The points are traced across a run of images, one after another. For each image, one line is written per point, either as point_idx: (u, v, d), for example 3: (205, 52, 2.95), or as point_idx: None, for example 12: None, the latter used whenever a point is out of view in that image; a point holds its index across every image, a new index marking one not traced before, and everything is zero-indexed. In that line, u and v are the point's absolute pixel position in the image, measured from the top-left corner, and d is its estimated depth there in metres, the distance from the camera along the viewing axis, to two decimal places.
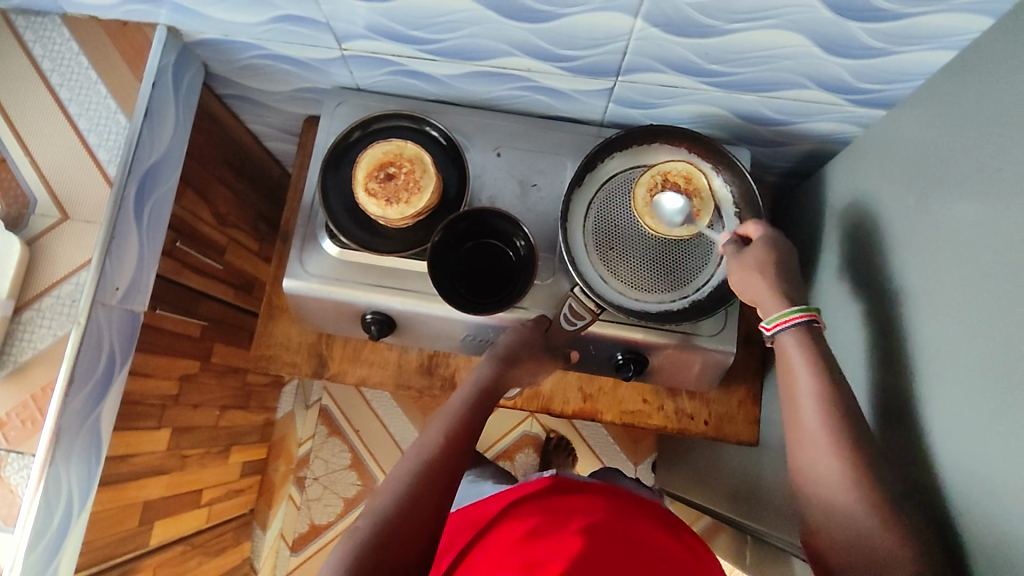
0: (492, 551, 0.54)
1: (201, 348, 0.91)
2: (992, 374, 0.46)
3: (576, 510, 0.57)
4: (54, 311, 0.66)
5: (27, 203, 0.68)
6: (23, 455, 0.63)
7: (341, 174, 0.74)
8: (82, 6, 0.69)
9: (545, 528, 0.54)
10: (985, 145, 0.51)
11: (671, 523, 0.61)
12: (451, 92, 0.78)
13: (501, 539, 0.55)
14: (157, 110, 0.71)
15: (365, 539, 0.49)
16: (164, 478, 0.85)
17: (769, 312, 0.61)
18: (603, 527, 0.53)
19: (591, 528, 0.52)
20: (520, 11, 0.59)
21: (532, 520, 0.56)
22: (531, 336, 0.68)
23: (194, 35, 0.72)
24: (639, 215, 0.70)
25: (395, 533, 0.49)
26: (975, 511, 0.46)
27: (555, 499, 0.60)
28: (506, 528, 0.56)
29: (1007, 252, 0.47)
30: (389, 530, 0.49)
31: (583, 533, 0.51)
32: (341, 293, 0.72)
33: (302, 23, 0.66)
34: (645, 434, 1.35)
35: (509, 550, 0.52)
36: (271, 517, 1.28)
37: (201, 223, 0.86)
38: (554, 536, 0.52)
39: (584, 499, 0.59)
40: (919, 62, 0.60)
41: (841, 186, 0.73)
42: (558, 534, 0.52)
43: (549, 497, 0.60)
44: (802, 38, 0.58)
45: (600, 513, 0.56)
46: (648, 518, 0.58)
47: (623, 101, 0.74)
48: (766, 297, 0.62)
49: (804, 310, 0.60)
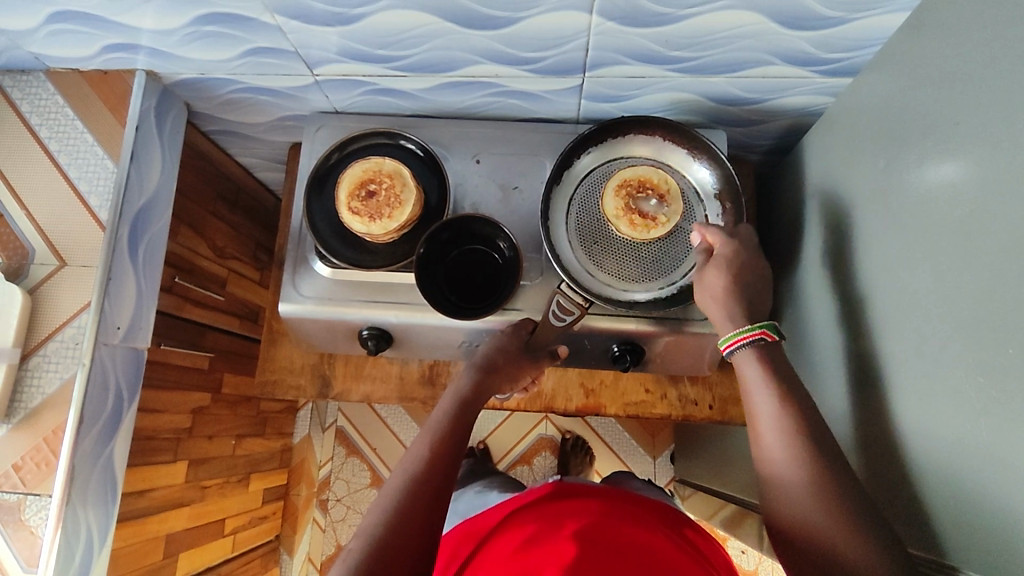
0: (493, 560, 0.57)
1: (211, 380, 0.93)
2: (973, 328, 0.46)
3: (571, 516, 0.58)
4: (59, 354, 0.68)
5: (26, 254, 0.70)
6: (41, 497, 0.66)
7: (325, 196, 0.76)
8: (62, 60, 0.72)
9: (538, 535, 0.56)
10: (950, 101, 0.50)
11: (669, 525, 0.60)
12: (427, 106, 0.79)
13: (500, 549, 0.58)
14: (143, 151, 0.74)
15: (358, 560, 0.49)
16: (185, 510, 0.87)
17: (724, 332, 0.63)
18: (594, 529, 0.55)
19: (581, 532, 0.55)
20: (478, 19, 0.61)
21: (528, 526, 0.58)
22: (508, 344, 0.69)
23: (171, 77, 0.75)
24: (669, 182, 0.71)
25: (389, 550, 0.50)
26: (969, 467, 0.46)
27: (547, 502, 0.62)
28: (504, 537, 0.59)
29: (978, 204, 0.46)
30: (382, 548, 0.50)
31: (574, 538, 0.54)
32: (336, 312, 0.73)
33: (271, 54, 0.68)
34: (662, 426, 1.35)
35: (508, 559, 0.55)
36: (297, 542, 1.29)
37: (199, 257, 0.88)
38: (547, 542, 0.54)
39: (574, 500, 0.61)
40: (879, 26, 0.60)
41: (820, 158, 0.73)
42: (551, 541, 0.54)
43: (542, 502, 0.62)
44: (757, 16, 0.59)
45: (590, 514, 0.58)
46: (637, 514, 0.60)
47: (594, 97, 0.75)
48: (721, 318, 0.63)
49: (753, 329, 0.61)
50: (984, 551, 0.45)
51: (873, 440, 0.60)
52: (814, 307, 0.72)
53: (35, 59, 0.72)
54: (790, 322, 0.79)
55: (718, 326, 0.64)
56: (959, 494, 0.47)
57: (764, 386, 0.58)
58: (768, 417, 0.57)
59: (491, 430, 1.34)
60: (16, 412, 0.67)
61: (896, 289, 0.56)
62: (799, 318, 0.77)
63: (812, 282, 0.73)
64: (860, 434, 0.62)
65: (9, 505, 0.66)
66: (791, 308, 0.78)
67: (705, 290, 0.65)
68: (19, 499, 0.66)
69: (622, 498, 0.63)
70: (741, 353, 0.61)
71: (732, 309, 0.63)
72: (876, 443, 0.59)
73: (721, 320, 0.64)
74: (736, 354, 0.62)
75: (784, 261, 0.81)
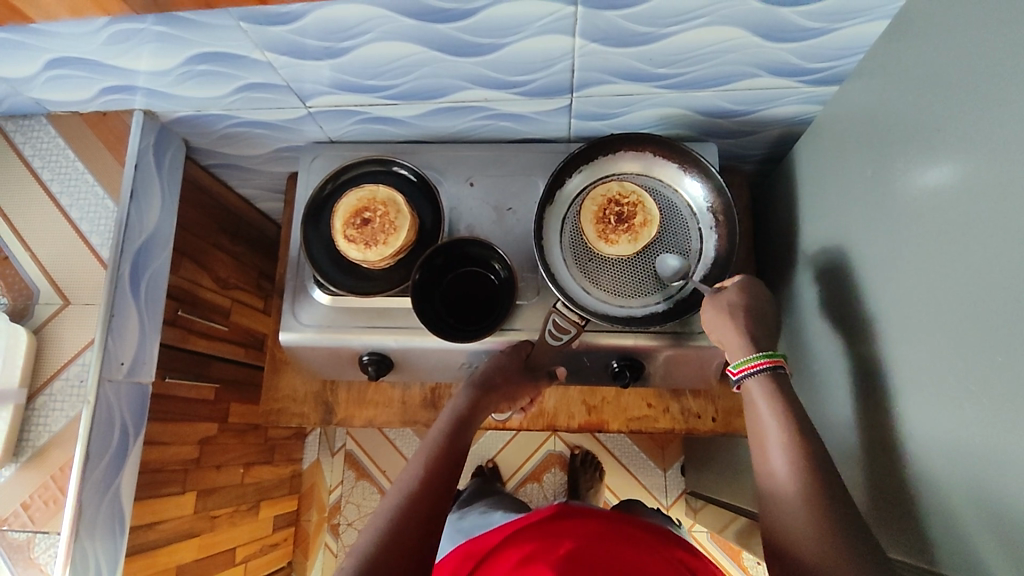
0: None
1: (217, 410, 0.94)
2: (964, 335, 0.46)
3: (570, 536, 0.58)
4: (65, 393, 0.69)
5: (31, 294, 0.72)
6: (49, 534, 0.66)
7: (321, 225, 0.77)
8: (62, 104, 0.74)
9: (537, 554, 0.56)
10: (932, 107, 0.51)
11: (660, 545, 0.59)
12: (420, 132, 0.80)
13: (499, 567, 0.58)
14: (142, 189, 0.75)
15: None
16: (195, 541, 0.87)
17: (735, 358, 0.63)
18: (591, 552, 0.55)
19: (581, 554, 0.55)
20: (464, 46, 0.62)
21: (527, 546, 0.59)
22: (508, 363, 0.70)
23: (169, 116, 0.76)
24: (593, 195, 0.73)
25: (380, 567, 0.49)
26: (967, 475, 0.46)
27: (549, 521, 0.62)
28: (503, 556, 0.59)
29: (965, 210, 0.46)
30: (373, 565, 0.49)
31: (572, 561, 0.54)
32: (336, 339, 0.74)
33: (265, 89, 0.70)
34: (671, 439, 1.34)
35: None
36: (310, 567, 1.29)
37: (202, 289, 0.90)
38: (546, 560, 0.55)
39: (575, 520, 0.61)
40: (861, 35, 0.60)
41: (810, 166, 0.73)
42: (549, 561, 0.54)
43: (544, 522, 0.62)
44: (739, 31, 0.60)
45: (587, 535, 0.58)
46: (634, 535, 0.60)
47: (583, 116, 0.75)
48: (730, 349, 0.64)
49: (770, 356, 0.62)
50: (986, 563, 0.44)
51: (874, 449, 0.59)
52: (812, 315, 0.72)
53: (35, 104, 0.74)
54: (789, 332, 0.79)
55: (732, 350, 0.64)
56: (961, 503, 0.47)
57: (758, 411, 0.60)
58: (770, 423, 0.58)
59: (499, 448, 1.34)
60: (23, 451, 0.68)
61: (889, 296, 0.56)
62: (797, 327, 0.76)
63: (808, 291, 0.73)
64: (862, 443, 0.62)
65: (18, 544, 0.66)
66: (790, 317, 0.78)
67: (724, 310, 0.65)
68: (29, 537, 0.66)
69: (622, 519, 0.63)
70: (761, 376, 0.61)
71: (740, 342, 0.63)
72: (878, 452, 0.59)
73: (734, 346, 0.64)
74: (754, 378, 0.61)
75: (781, 270, 0.81)
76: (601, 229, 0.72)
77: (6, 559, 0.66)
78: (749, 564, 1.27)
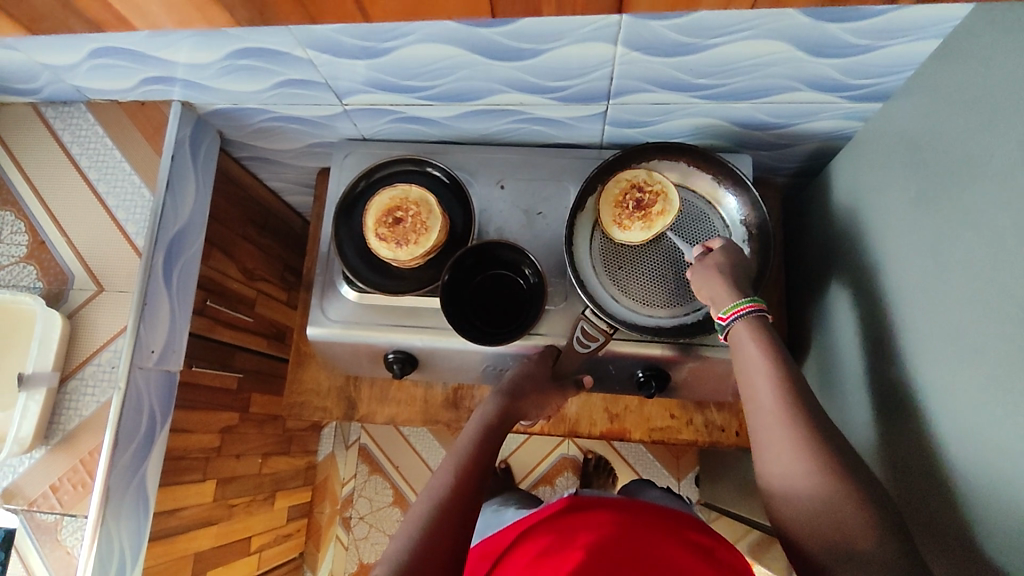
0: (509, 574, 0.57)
1: (239, 400, 0.95)
2: (1008, 364, 0.45)
3: (583, 526, 0.58)
4: (96, 378, 0.70)
5: (66, 279, 0.73)
6: (76, 517, 0.67)
7: (353, 222, 0.77)
8: (103, 93, 0.75)
9: (552, 548, 0.56)
10: (980, 130, 0.50)
11: (675, 527, 0.59)
12: (453, 133, 0.80)
13: (515, 564, 0.58)
14: (178, 179, 0.76)
15: None
16: (213, 529, 0.88)
17: (721, 306, 0.62)
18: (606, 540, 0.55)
19: (592, 544, 0.54)
20: (504, 51, 0.62)
21: (541, 541, 0.59)
22: (538, 371, 0.70)
23: (206, 108, 0.77)
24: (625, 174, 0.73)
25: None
26: (1006, 507, 0.45)
27: (562, 514, 0.62)
28: (518, 554, 0.59)
29: (1011, 237, 0.46)
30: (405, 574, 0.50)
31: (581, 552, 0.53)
32: (363, 336, 0.74)
33: (303, 85, 0.70)
34: (687, 448, 1.33)
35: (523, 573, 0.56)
36: (321, 558, 1.30)
37: (229, 279, 0.90)
38: (559, 555, 0.54)
39: (587, 511, 0.61)
40: (909, 53, 0.59)
41: (848, 181, 0.72)
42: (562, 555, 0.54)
43: (556, 516, 0.62)
44: (783, 45, 0.59)
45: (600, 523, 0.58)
46: (651, 522, 0.59)
47: (617, 122, 0.75)
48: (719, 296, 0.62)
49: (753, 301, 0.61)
50: None
51: (905, 472, 0.59)
52: (844, 333, 0.71)
53: (76, 91, 0.75)
54: (819, 348, 0.78)
55: (716, 299, 0.63)
56: (996, 533, 0.46)
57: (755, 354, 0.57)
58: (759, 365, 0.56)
59: (514, 449, 1.34)
60: (54, 434, 0.69)
61: (926, 319, 0.56)
62: (827, 343, 0.76)
63: (841, 308, 0.72)
64: (892, 465, 0.61)
65: (46, 526, 0.68)
66: (819, 333, 0.77)
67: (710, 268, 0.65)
68: (57, 519, 0.68)
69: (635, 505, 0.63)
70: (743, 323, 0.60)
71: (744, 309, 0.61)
72: (907, 475, 0.58)
73: (719, 296, 0.62)
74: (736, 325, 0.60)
75: (812, 285, 0.80)
76: (610, 204, 0.72)
77: (34, 539, 0.68)
78: None
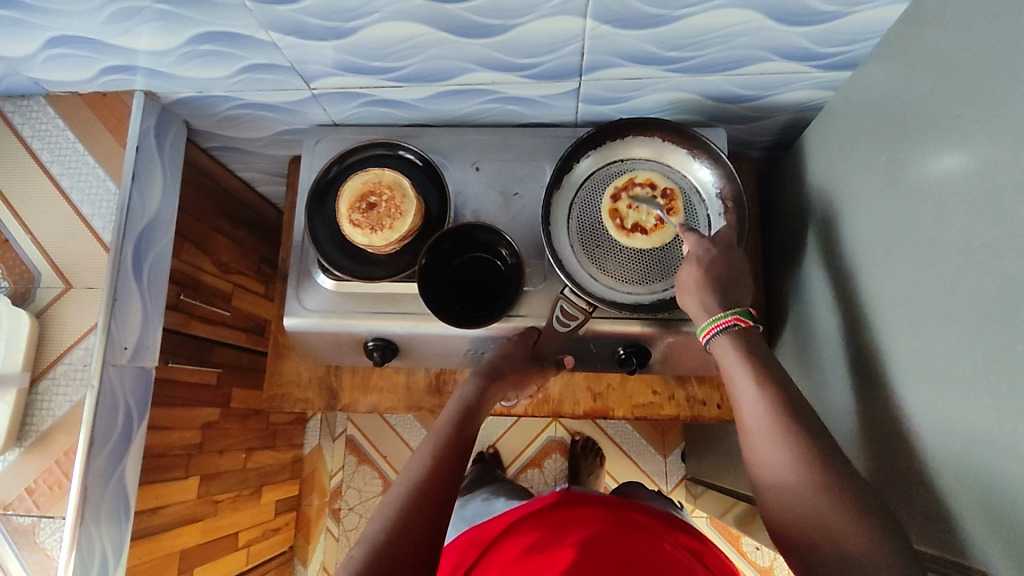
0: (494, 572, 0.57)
1: (219, 395, 0.93)
2: (978, 324, 0.46)
3: (573, 524, 0.58)
4: (68, 376, 0.68)
5: (32, 278, 0.71)
6: (54, 519, 0.66)
7: (326, 209, 0.76)
8: (62, 84, 0.72)
9: (540, 547, 0.56)
10: (948, 93, 0.50)
11: (660, 531, 0.60)
12: (425, 115, 0.79)
13: (501, 561, 0.58)
14: (144, 171, 0.74)
15: (357, 567, 0.49)
16: (198, 525, 0.87)
17: (700, 324, 0.62)
18: (596, 537, 0.55)
19: (585, 540, 0.55)
20: (472, 28, 0.60)
21: (529, 537, 0.58)
22: (516, 351, 0.70)
23: (169, 97, 0.75)
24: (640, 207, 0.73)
25: (387, 557, 0.49)
26: (977, 464, 0.46)
27: (549, 510, 0.62)
28: (505, 549, 0.59)
29: (979, 196, 0.46)
30: (379, 556, 0.49)
31: (577, 548, 0.54)
32: (341, 325, 0.73)
33: (268, 69, 0.68)
34: (673, 425, 1.34)
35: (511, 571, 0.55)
36: (312, 551, 1.30)
37: (203, 273, 0.89)
38: (549, 555, 0.54)
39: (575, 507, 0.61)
40: (877, 19, 0.59)
41: (821, 151, 0.72)
42: (554, 550, 0.54)
43: (544, 511, 0.62)
44: (752, 14, 0.59)
45: (589, 521, 0.58)
46: (639, 521, 0.60)
47: (590, 100, 0.74)
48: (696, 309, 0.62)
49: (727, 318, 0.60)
50: (998, 550, 0.44)
51: (882, 435, 0.59)
52: (820, 302, 0.72)
53: (34, 84, 0.72)
54: (798, 318, 0.78)
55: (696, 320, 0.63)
56: (971, 491, 0.47)
57: (737, 356, 0.58)
58: (740, 368, 0.57)
59: (500, 434, 1.34)
60: (27, 435, 0.68)
61: (898, 283, 0.56)
62: (805, 313, 0.76)
63: (818, 277, 0.72)
64: (870, 429, 0.62)
65: (23, 528, 0.66)
66: (798, 303, 0.78)
67: (683, 287, 0.63)
68: (33, 522, 0.66)
69: (626, 508, 0.63)
70: (717, 343, 0.60)
71: (706, 297, 0.61)
72: (885, 439, 0.59)
73: (696, 311, 0.62)
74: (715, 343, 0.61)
75: (789, 257, 0.80)
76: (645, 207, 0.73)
77: (11, 542, 0.66)
78: (749, 549, 1.28)
